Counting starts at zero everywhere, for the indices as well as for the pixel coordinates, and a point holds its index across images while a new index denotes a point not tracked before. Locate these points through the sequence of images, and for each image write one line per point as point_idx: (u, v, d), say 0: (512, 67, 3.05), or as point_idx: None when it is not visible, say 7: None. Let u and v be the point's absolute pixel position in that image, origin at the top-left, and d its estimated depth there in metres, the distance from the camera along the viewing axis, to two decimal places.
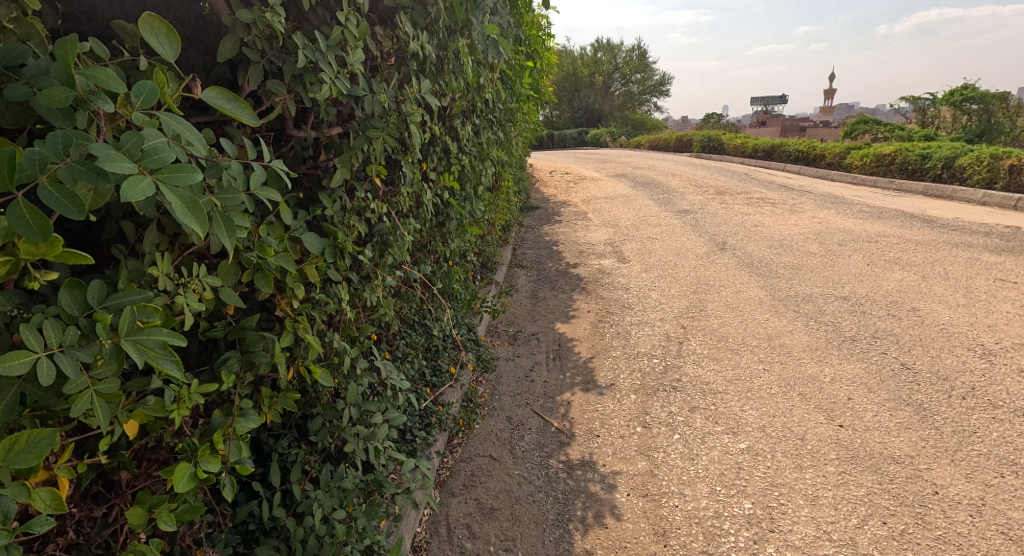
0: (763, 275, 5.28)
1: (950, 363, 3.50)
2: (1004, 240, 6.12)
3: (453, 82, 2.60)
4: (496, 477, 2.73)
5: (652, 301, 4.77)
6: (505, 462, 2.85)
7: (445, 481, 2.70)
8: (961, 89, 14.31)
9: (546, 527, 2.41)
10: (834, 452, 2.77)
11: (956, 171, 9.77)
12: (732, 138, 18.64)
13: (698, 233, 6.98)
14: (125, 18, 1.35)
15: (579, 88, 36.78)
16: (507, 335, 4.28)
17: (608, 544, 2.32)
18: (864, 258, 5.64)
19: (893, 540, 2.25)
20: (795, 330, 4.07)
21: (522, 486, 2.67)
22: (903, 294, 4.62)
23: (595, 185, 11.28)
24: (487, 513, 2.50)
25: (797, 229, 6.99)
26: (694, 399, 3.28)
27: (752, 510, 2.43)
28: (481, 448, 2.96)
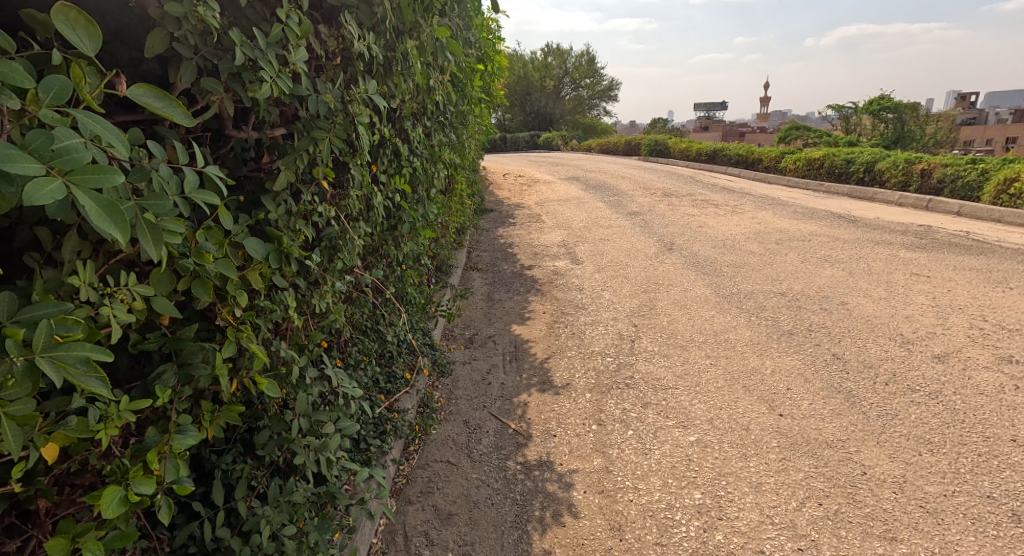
0: (707, 273, 5.48)
1: (875, 352, 3.74)
2: (918, 237, 6.60)
3: (402, 83, 2.59)
4: (454, 482, 2.73)
5: (604, 301, 4.87)
6: (462, 466, 2.85)
7: (402, 489, 2.67)
8: (879, 98, 15.36)
9: (504, 529, 2.43)
10: (776, 440, 2.91)
11: (876, 174, 10.44)
12: (678, 142, 19.26)
13: (647, 234, 7.18)
14: (40, 8, 1.28)
15: (530, 92, 37.07)
16: (463, 339, 4.28)
17: (566, 542, 2.35)
18: (799, 256, 5.95)
19: (828, 520, 2.39)
20: (738, 325, 4.25)
21: (480, 489, 2.68)
22: (834, 289, 4.90)
23: (548, 187, 11.39)
24: (445, 519, 2.49)
25: (738, 229, 7.30)
26: (645, 395, 3.38)
27: (702, 500, 2.53)
28: (438, 454, 2.94)
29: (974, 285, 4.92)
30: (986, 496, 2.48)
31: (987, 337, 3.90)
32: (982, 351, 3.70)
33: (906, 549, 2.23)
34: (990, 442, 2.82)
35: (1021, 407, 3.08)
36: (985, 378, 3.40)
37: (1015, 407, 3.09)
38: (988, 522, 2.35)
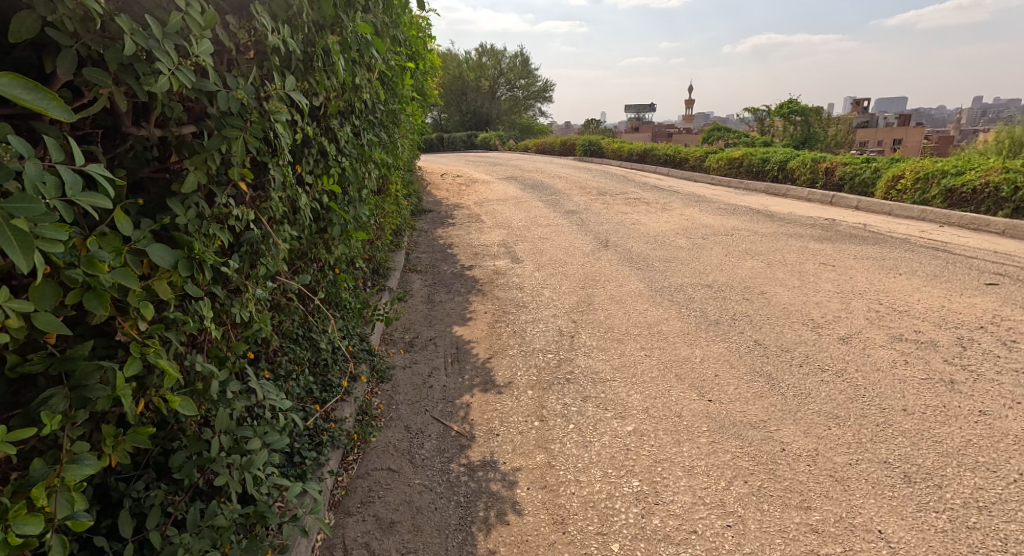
0: (640, 268, 5.68)
1: (791, 337, 4.01)
2: (824, 230, 7.14)
3: (325, 80, 2.52)
4: (396, 489, 2.70)
5: (544, 299, 4.95)
6: (405, 472, 2.82)
7: (340, 501, 2.61)
8: (789, 102, 16.48)
9: (449, 533, 2.42)
10: (706, 425, 3.06)
11: (788, 172, 11.17)
12: (611, 142, 19.79)
13: (583, 232, 7.35)
14: None
15: (466, 92, 37.00)
16: (403, 342, 4.22)
17: (510, 540, 2.38)
18: (723, 249, 6.28)
19: (752, 495, 2.54)
20: (670, 317, 4.44)
21: (422, 495, 2.66)
22: (754, 280, 5.21)
23: (487, 187, 11.41)
24: (386, 528, 2.46)
25: (667, 225, 7.60)
26: (583, 390, 3.46)
27: (640, 487, 2.63)
28: (379, 462, 2.90)
29: (872, 272, 5.38)
30: (883, 461, 2.72)
31: (883, 318, 4.28)
32: (878, 331, 4.05)
33: (818, 516, 2.41)
34: (886, 412, 3.09)
35: (911, 379, 3.40)
36: (882, 354, 3.72)
37: (905, 379, 3.41)
38: (886, 485, 2.57)
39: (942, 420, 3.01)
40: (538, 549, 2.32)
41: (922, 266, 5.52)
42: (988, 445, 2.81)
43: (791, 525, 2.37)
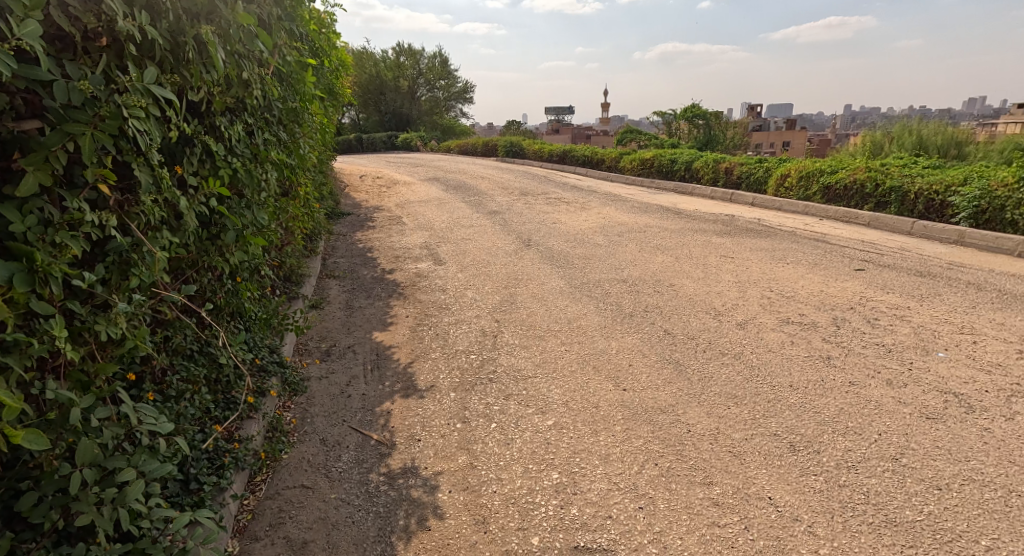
0: (561, 266, 5.82)
1: (697, 325, 4.26)
2: (726, 225, 7.64)
3: (203, 75, 2.36)
4: (309, 507, 2.60)
5: (466, 300, 4.96)
6: (320, 487, 2.73)
7: (247, 525, 2.49)
8: (692, 106, 17.57)
9: (367, 546, 2.37)
10: (621, 413, 3.18)
11: (693, 172, 11.85)
12: (532, 144, 20.10)
13: (505, 232, 7.43)
14: None
15: (385, 92, 36.24)
16: (319, 352, 4.08)
17: (431, 545, 2.37)
18: (636, 245, 6.57)
19: (662, 477, 2.68)
20: (588, 312, 4.58)
21: (339, 509, 2.59)
22: (664, 274, 5.48)
23: (408, 189, 11.26)
24: (298, 549, 2.37)
25: (585, 224, 7.84)
26: (505, 388, 3.49)
27: (559, 479, 2.70)
28: (291, 480, 2.78)
29: (766, 262, 5.82)
30: (773, 434, 2.95)
31: (774, 304, 4.64)
32: (770, 316, 4.39)
33: (719, 489, 2.58)
34: (776, 389, 3.36)
35: (797, 357, 3.72)
36: (773, 337, 4.03)
37: (793, 358, 3.71)
38: (773, 454, 2.80)
39: (820, 392, 3.31)
40: (459, 551, 2.33)
41: (806, 255, 6.05)
42: (856, 411, 3.12)
43: (695, 501, 2.52)
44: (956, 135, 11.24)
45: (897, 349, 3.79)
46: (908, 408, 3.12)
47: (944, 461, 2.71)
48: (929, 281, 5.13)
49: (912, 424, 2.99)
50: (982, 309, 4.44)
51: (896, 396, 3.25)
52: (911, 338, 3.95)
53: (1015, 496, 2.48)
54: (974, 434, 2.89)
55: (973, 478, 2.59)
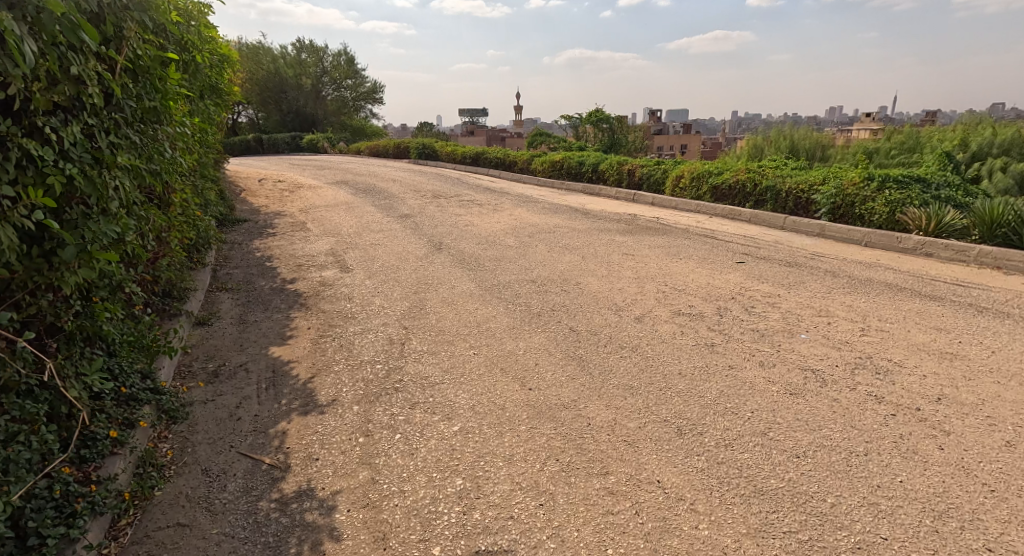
0: (471, 269, 5.84)
1: (597, 321, 4.42)
2: (628, 224, 7.97)
3: (14, 68, 2.08)
4: (185, 546, 2.41)
5: (374, 308, 4.84)
6: (200, 524, 2.54)
7: None
8: (597, 111, 18.31)
9: None
10: (526, 413, 3.22)
11: (599, 173, 12.30)
12: (444, 146, 19.99)
13: (416, 235, 7.36)
14: None
15: (285, 89, 34.21)
16: (205, 374, 3.79)
17: None
18: (546, 246, 6.71)
19: (562, 472, 2.74)
20: (498, 314, 4.62)
21: (221, 545, 2.41)
22: (570, 273, 5.64)
23: (313, 193, 10.82)
24: None
25: (497, 225, 7.91)
26: (411, 397, 3.44)
27: (463, 485, 2.69)
28: (165, 519, 2.57)
29: (662, 259, 6.14)
30: (663, 420, 3.10)
31: (668, 297, 4.90)
32: (664, 309, 4.63)
33: (614, 478, 2.68)
34: (666, 377, 3.53)
35: (686, 346, 3.94)
36: (666, 328, 4.26)
37: (682, 347, 3.93)
38: (662, 439, 2.94)
39: (704, 377, 3.52)
40: None
41: (696, 250, 6.44)
42: (733, 392, 3.34)
43: (592, 492, 2.60)
44: (820, 139, 12.49)
45: (768, 333, 4.11)
46: (775, 386, 3.39)
47: (802, 432, 2.95)
48: (796, 271, 5.63)
49: (778, 400, 3.24)
50: (836, 293, 4.93)
51: (765, 375, 3.52)
52: (780, 322, 4.31)
53: (855, 457, 2.75)
54: (826, 404, 3.19)
55: (825, 444, 2.85)
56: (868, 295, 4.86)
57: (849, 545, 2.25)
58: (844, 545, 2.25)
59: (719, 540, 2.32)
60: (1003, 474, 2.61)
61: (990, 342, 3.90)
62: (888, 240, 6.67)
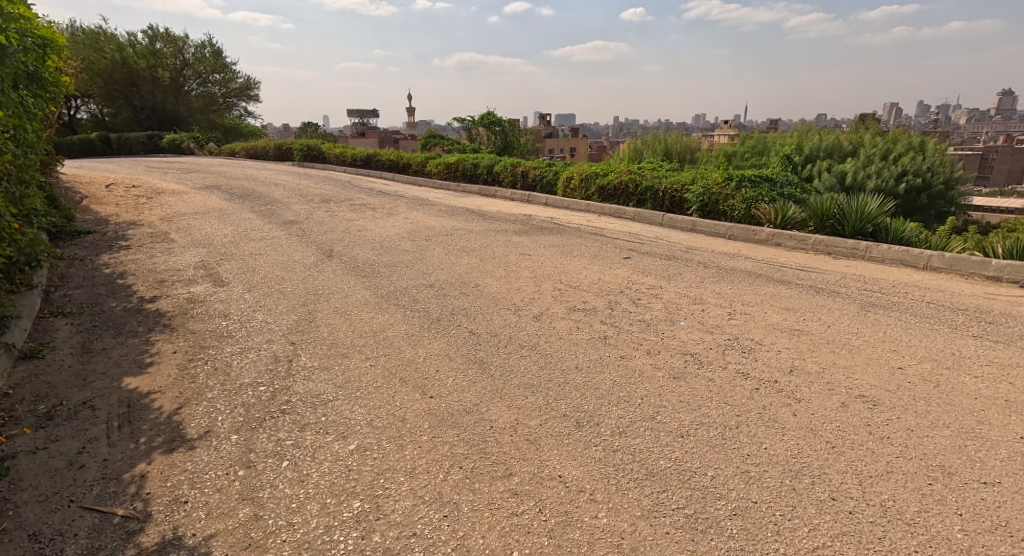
0: (366, 276, 5.65)
1: (497, 322, 4.48)
2: (523, 225, 8.19)
3: None
4: None
5: (255, 324, 4.50)
6: None
7: None
8: (488, 115, 18.68)
9: None
10: (427, 422, 3.18)
11: (495, 175, 12.55)
12: (332, 148, 19.19)
13: (303, 243, 6.98)
14: None
15: (137, 84, 30.48)
16: (37, 416, 3.28)
17: None
18: (444, 249, 6.68)
19: (467, 479, 2.74)
20: (395, 321, 4.52)
21: None
22: (470, 275, 5.68)
23: (176, 199, 9.83)
24: None
25: (392, 230, 7.73)
26: (300, 418, 3.25)
27: (361, 507, 2.60)
28: None
29: (555, 257, 6.35)
30: (562, 415, 3.21)
31: (564, 294, 5.08)
32: (561, 306, 4.80)
33: (517, 479, 2.73)
34: (564, 373, 3.66)
35: (582, 341, 4.11)
36: (562, 324, 4.42)
37: (578, 342, 4.10)
38: (562, 434, 3.05)
39: (599, 369, 3.71)
40: None
41: (588, 248, 6.75)
42: (625, 381, 3.54)
43: (496, 496, 2.63)
44: (691, 143, 13.69)
45: (654, 323, 4.42)
46: (661, 371, 3.65)
47: (685, 412, 3.20)
48: (674, 263, 6.10)
49: (665, 385, 3.49)
50: (707, 282, 5.40)
51: (652, 362, 3.78)
52: (663, 312, 4.65)
53: (728, 430, 3.03)
54: (704, 385, 3.48)
55: (703, 422, 3.10)
56: (734, 282, 5.39)
57: (726, 513, 2.48)
58: (723, 513, 2.48)
59: (616, 526, 2.45)
60: (840, 431, 3.00)
61: (828, 317, 4.49)
62: (745, 233, 7.40)
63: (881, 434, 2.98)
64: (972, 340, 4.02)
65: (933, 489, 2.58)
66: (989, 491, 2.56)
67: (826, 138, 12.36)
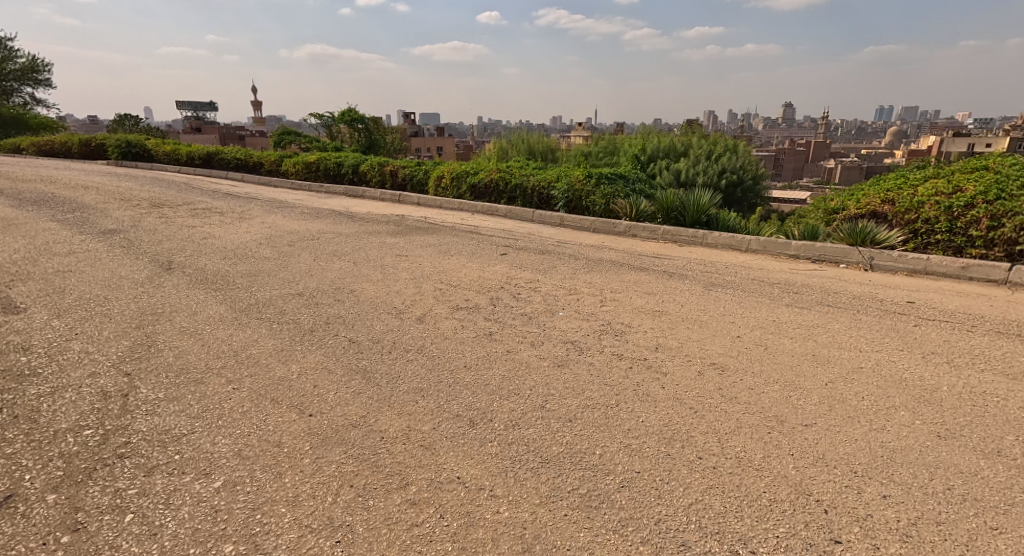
0: (218, 289, 5.02)
1: (378, 328, 4.28)
2: (397, 225, 7.94)
3: None
4: None
5: (71, 356, 3.74)
6: None
7: None
8: (349, 111, 17.96)
9: None
10: (308, 443, 2.94)
11: (361, 175, 12.05)
12: (162, 145, 16.79)
13: (130, 255, 5.96)
14: None
15: None
16: None
17: None
18: (310, 255, 6.20)
19: (359, 497, 2.59)
20: (259, 337, 4.08)
21: None
22: (343, 280, 5.36)
23: None
24: None
25: (247, 236, 6.99)
26: (144, 462, 2.78)
27: (235, 550, 2.32)
28: None
29: (433, 257, 6.27)
30: (455, 415, 3.19)
31: (445, 294, 5.04)
32: (443, 306, 4.75)
33: (414, 488, 2.66)
34: (453, 372, 3.64)
35: (468, 339, 4.12)
36: (447, 325, 4.38)
37: (464, 340, 4.10)
38: (457, 434, 3.03)
39: (487, 365, 3.75)
40: None
41: (464, 246, 6.78)
42: (514, 374, 3.63)
43: (392, 510, 2.53)
44: (551, 142, 14.49)
45: (534, 315, 4.59)
46: (546, 361, 3.81)
47: (571, 397, 3.38)
48: (548, 257, 6.39)
49: (550, 374, 3.65)
50: (579, 273, 5.76)
51: (537, 353, 3.92)
52: (542, 304, 4.85)
53: (610, 409, 3.27)
54: (585, 369, 3.71)
55: (588, 404, 3.31)
56: (603, 272, 5.82)
57: (615, 486, 2.68)
58: (613, 487, 2.67)
59: (518, 517, 2.50)
60: (700, 397, 3.41)
61: (679, 298, 5.06)
62: (608, 226, 8.01)
63: (730, 394, 3.45)
64: (786, 308, 4.82)
65: (772, 436, 3.05)
66: (810, 430, 3.10)
67: (664, 139, 13.95)
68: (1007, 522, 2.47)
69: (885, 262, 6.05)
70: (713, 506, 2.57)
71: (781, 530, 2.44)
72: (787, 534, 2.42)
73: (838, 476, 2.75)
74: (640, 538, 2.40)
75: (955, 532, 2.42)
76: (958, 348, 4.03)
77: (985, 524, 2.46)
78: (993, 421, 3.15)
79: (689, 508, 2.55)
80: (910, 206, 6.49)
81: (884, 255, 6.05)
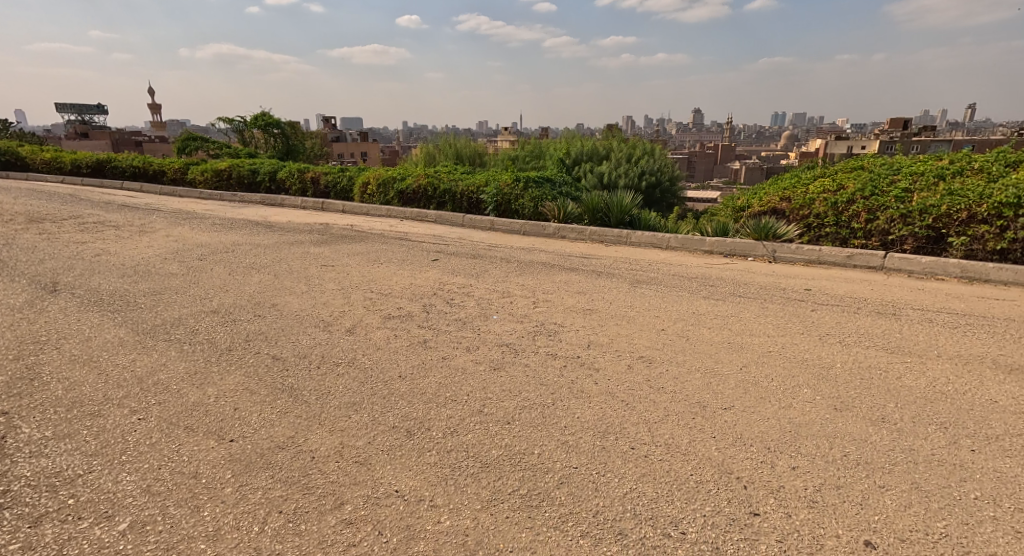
0: (116, 310, 4.54)
1: (304, 343, 4.06)
2: (319, 234, 7.59)
3: None
4: None
5: None
6: None
7: None
8: (263, 115, 17.19)
9: None
10: (230, 471, 2.73)
11: (279, 182, 11.43)
12: (38, 152, 15.04)
13: (2, 278, 5.23)
14: None
15: None
16: None
17: None
18: (224, 269, 5.77)
19: (290, 523, 2.44)
20: (168, 360, 3.73)
21: None
22: (263, 294, 5.04)
23: None
24: None
25: (148, 250, 6.38)
26: (29, 511, 2.45)
27: None
28: None
29: (361, 266, 6.05)
30: (391, 427, 3.09)
31: (375, 304, 4.87)
32: (374, 316, 4.59)
33: (349, 507, 2.54)
34: (388, 383, 3.53)
35: (401, 348, 4.01)
36: (379, 335, 4.24)
37: (397, 350, 3.99)
38: (393, 447, 2.93)
39: (423, 373, 3.67)
40: None
41: (394, 254, 6.61)
42: (450, 381, 3.58)
43: (327, 532, 2.40)
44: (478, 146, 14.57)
45: (469, 321, 4.55)
46: (483, 365, 3.79)
47: (508, 400, 3.39)
48: (479, 261, 6.38)
49: (487, 378, 3.64)
50: (511, 276, 5.80)
51: (472, 358, 3.90)
52: (475, 308, 4.83)
53: (547, 408, 3.32)
54: (521, 371, 3.74)
55: (525, 405, 3.34)
56: (534, 274, 5.90)
57: (554, 483, 2.72)
58: (551, 485, 2.71)
59: (459, 525, 2.47)
60: (631, 390, 3.55)
61: (608, 296, 5.24)
62: (536, 228, 8.14)
63: (658, 385, 3.61)
64: (702, 300, 5.15)
65: (697, 421, 3.23)
66: (730, 413, 3.32)
67: (586, 142, 14.44)
68: (891, 480, 2.78)
69: (785, 254, 6.63)
70: (646, 493, 2.67)
71: (707, 509, 2.59)
72: (713, 512, 2.57)
73: (755, 453, 2.96)
74: (581, 532, 2.45)
75: (852, 493, 2.69)
76: (848, 328, 4.49)
77: (875, 484, 2.75)
78: (880, 392, 3.54)
79: (624, 498, 2.64)
80: (803, 204, 7.15)
81: (785, 247, 6.63)
